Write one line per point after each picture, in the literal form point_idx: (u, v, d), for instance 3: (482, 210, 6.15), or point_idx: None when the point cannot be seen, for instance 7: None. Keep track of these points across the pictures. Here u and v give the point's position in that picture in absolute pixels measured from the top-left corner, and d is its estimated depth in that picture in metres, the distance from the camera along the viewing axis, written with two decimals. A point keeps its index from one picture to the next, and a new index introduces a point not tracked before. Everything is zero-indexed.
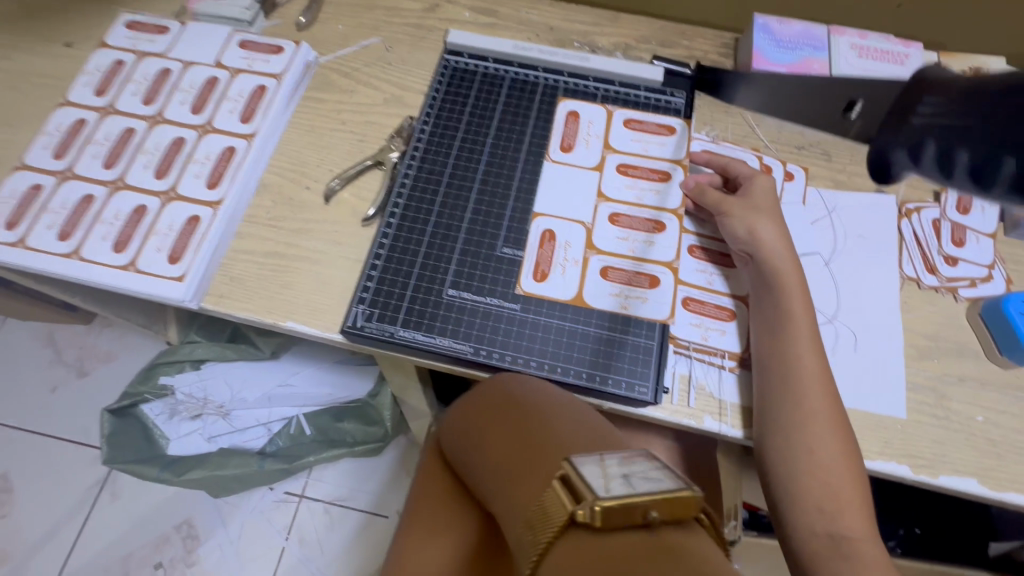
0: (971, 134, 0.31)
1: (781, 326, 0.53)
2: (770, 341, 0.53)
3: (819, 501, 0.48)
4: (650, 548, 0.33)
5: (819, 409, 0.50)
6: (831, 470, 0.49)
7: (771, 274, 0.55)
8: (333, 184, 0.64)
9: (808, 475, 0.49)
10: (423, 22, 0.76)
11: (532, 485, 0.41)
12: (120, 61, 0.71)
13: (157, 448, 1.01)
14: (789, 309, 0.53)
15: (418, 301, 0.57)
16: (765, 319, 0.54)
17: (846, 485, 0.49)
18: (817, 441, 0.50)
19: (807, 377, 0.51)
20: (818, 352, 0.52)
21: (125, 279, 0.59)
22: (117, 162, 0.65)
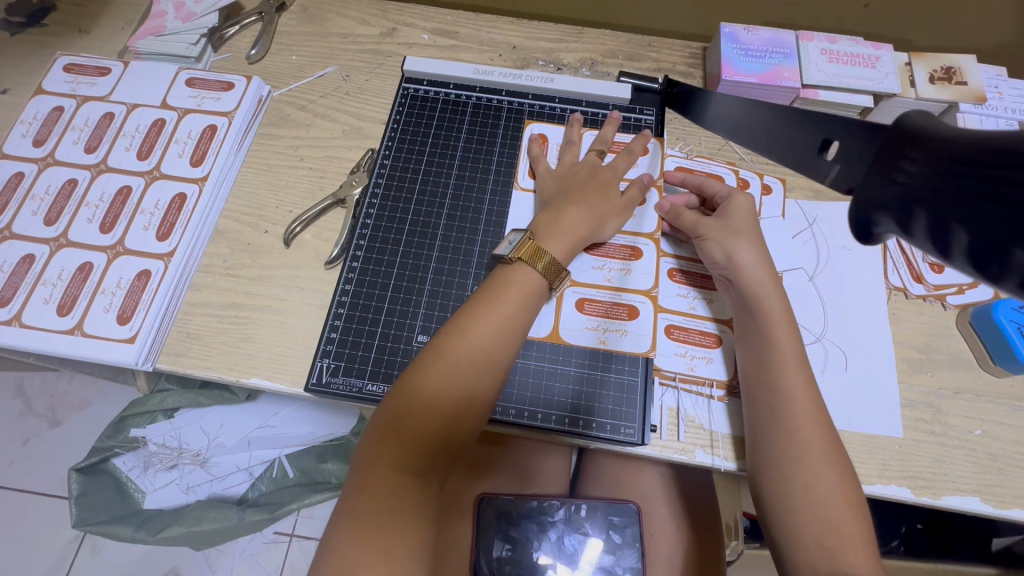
0: (957, 197, 0.23)
1: (766, 354, 0.51)
2: (757, 370, 0.51)
3: (817, 537, 0.46)
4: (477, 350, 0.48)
5: (810, 440, 0.48)
6: (829, 505, 0.46)
7: (752, 301, 0.53)
8: (293, 226, 0.61)
9: (805, 509, 0.47)
10: (381, 47, 0.74)
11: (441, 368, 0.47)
12: (60, 107, 0.67)
13: (133, 503, 0.96)
14: (775, 333, 0.51)
15: (387, 350, 0.54)
16: (752, 348, 0.52)
17: (846, 519, 0.46)
18: (814, 475, 0.47)
19: (798, 409, 0.49)
20: (807, 378, 0.50)
21: (71, 344, 0.55)
22: (59, 218, 0.61)
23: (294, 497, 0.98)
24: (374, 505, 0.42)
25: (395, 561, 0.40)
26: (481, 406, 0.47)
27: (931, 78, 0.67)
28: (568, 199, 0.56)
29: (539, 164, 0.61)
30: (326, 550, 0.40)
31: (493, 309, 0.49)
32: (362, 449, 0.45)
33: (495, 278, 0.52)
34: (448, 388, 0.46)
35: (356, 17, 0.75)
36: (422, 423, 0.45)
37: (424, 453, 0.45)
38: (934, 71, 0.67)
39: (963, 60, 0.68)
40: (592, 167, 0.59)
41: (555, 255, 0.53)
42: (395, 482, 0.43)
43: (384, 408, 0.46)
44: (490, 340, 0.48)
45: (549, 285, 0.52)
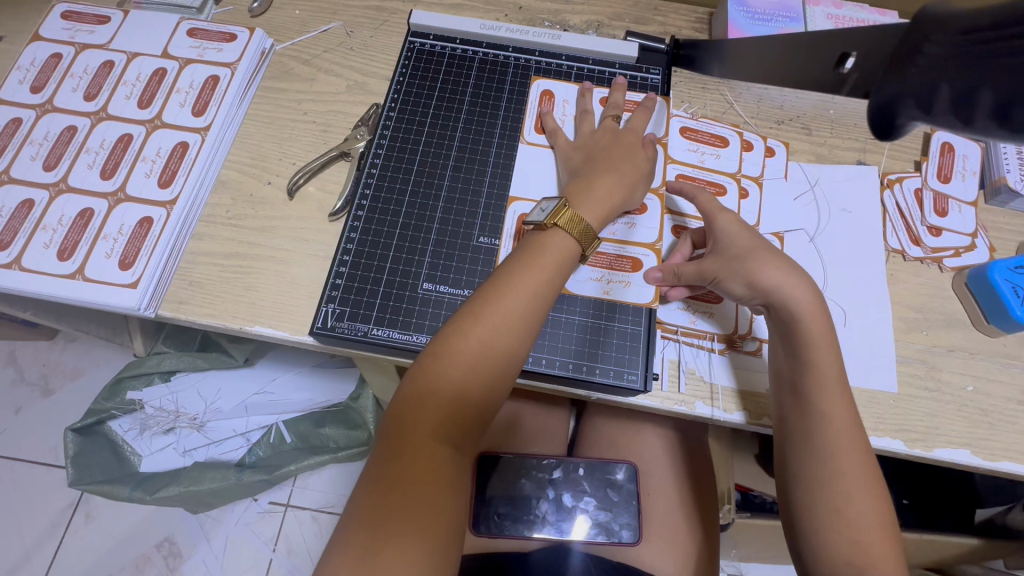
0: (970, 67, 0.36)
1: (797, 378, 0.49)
2: (789, 395, 0.49)
3: (845, 557, 0.44)
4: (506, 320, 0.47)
5: (844, 471, 0.46)
6: (862, 526, 0.44)
7: (791, 325, 0.50)
8: (296, 177, 0.60)
9: (834, 529, 0.45)
10: (386, 4, 0.73)
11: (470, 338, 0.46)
12: (58, 54, 0.65)
13: (128, 466, 0.96)
14: (811, 356, 0.49)
15: (392, 297, 0.54)
16: (787, 372, 0.50)
17: (876, 540, 0.44)
18: (849, 502, 0.45)
19: (832, 437, 0.47)
20: (847, 404, 0.48)
21: (73, 289, 0.54)
22: (58, 164, 0.60)
23: (292, 459, 1.00)
24: (398, 473, 0.42)
25: (426, 520, 0.41)
26: (511, 374, 0.47)
27: None
28: (597, 169, 0.55)
29: (558, 136, 0.60)
30: (356, 512, 0.41)
31: (525, 277, 0.48)
32: (391, 414, 0.45)
33: (526, 244, 0.51)
34: (478, 356, 0.46)
35: None
36: (453, 390, 0.45)
37: (454, 418, 0.45)
38: None
39: None
40: (612, 133, 0.59)
41: (588, 219, 0.52)
42: (426, 446, 0.43)
43: (414, 375, 0.46)
44: (522, 311, 0.47)
45: (581, 250, 0.52)
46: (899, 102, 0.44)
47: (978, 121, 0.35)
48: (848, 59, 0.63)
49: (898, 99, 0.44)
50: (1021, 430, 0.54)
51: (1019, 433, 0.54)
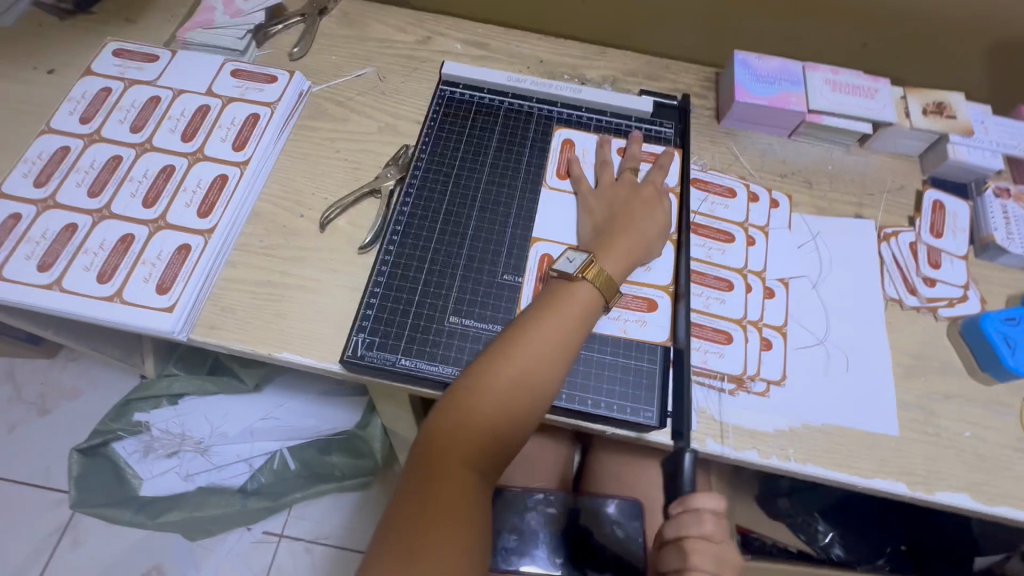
0: None
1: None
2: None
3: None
4: (537, 358, 0.50)
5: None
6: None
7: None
8: (329, 212, 0.64)
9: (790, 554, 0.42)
10: (416, 53, 0.78)
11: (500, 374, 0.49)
12: (107, 88, 0.69)
13: (129, 489, 0.95)
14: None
15: (420, 328, 0.57)
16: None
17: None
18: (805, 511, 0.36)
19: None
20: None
21: (110, 311, 0.56)
22: (102, 190, 0.63)
23: (297, 487, 1.00)
24: (430, 499, 0.45)
25: (456, 545, 0.44)
26: (537, 411, 0.50)
27: (924, 112, 0.72)
28: (618, 226, 0.59)
29: (582, 184, 0.64)
30: (388, 533, 0.44)
31: (552, 322, 0.52)
32: (423, 444, 0.48)
33: (551, 290, 0.55)
34: (506, 394, 0.49)
35: (393, 24, 0.80)
36: (482, 425, 0.48)
37: (484, 451, 0.48)
38: (927, 105, 0.72)
39: (952, 96, 0.73)
40: (630, 186, 0.63)
41: (611, 272, 0.56)
42: (456, 475, 0.46)
43: (444, 410, 0.49)
44: (552, 349, 0.51)
45: (605, 301, 0.55)
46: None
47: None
48: None
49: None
50: (1016, 475, 0.57)
51: (1015, 479, 0.56)
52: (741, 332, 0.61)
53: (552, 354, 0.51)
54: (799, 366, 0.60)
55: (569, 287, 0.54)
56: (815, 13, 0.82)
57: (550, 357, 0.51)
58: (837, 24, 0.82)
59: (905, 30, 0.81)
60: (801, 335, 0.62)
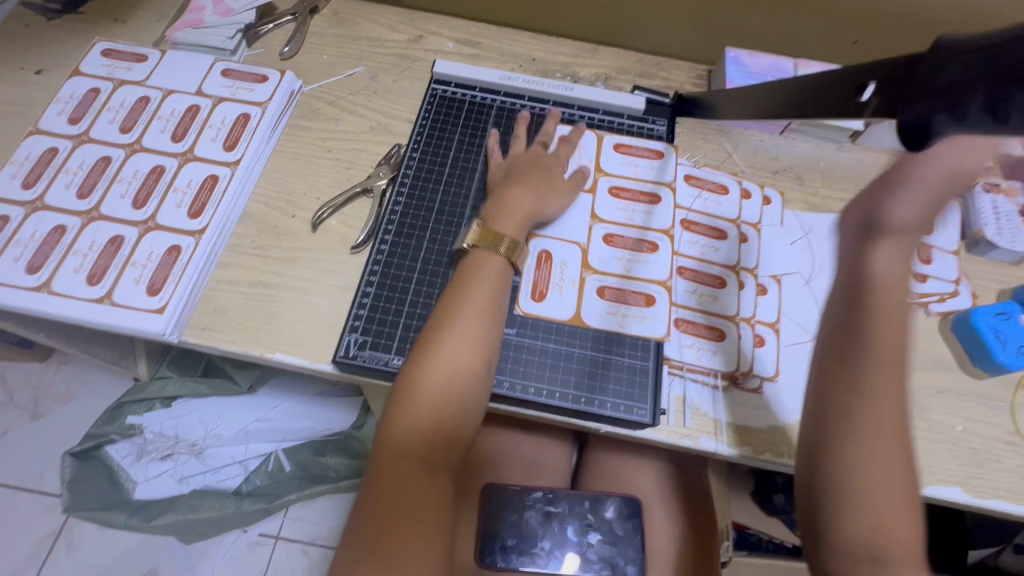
0: None
1: (862, 295, 0.47)
2: (850, 356, 0.46)
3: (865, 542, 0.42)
4: (458, 338, 0.51)
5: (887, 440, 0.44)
6: (884, 511, 0.42)
7: (862, 285, 0.47)
8: (321, 212, 0.63)
9: (856, 510, 0.42)
10: (408, 52, 0.78)
11: (424, 363, 0.50)
12: (96, 88, 0.69)
13: (123, 492, 0.94)
14: (873, 295, 0.47)
15: (413, 327, 0.56)
16: (843, 334, 0.48)
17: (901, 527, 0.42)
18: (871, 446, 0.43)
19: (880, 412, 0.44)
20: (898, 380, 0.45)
21: (100, 313, 0.56)
22: (91, 192, 0.62)
23: (292, 488, 0.99)
24: (386, 498, 0.45)
25: (415, 533, 0.44)
26: (478, 389, 0.51)
27: None
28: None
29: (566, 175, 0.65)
30: (351, 541, 0.44)
31: (471, 298, 0.53)
32: (369, 447, 0.49)
33: (459, 272, 0.55)
34: (437, 380, 0.49)
35: (385, 23, 0.80)
36: (420, 412, 0.48)
37: (426, 437, 0.48)
38: None
39: None
40: (615, 181, 0.64)
41: (521, 243, 0.57)
42: (405, 468, 0.47)
43: (387, 410, 0.49)
44: (473, 326, 0.51)
45: (512, 263, 0.56)
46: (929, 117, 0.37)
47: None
48: (867, 89, 0.48)
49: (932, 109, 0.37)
50: (1008, 468, 0.57)
51: (1006, 472, 0.57)
52: (735, 325, 0.60)
53: (473, 330, 0.51)
54: (793, 362, 0.60)
55: (473, 266, 0.55)
56: (806, 10, 0.82)
57: (470, 333, 0.51)
58: (829, 21, 0.83)
59: (895, 27, 0.81)
60: (793, 331, 0.62)
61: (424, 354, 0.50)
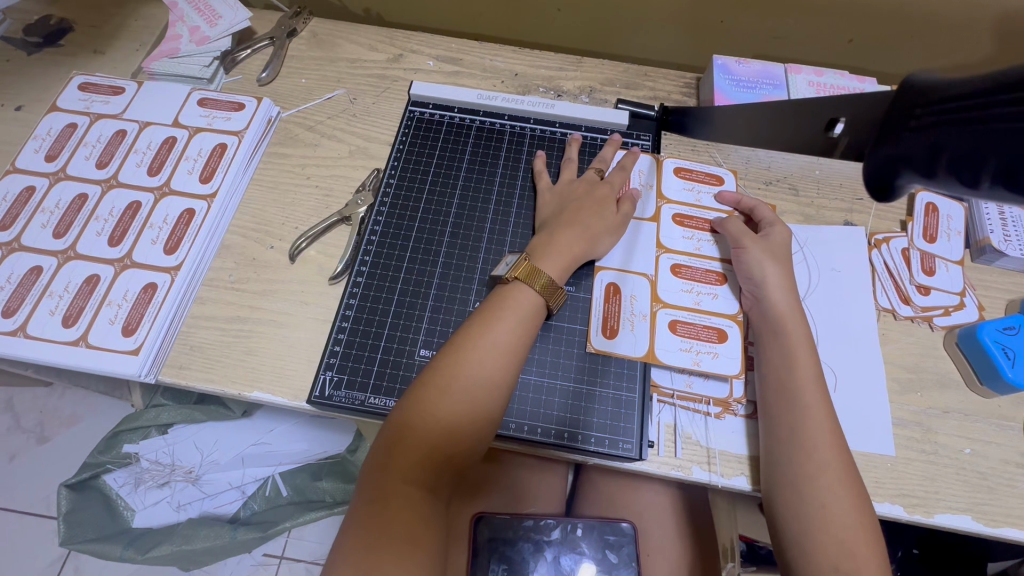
0: None
1: (776, 331, 0.54)
2: (781, 383, 0.52)
3: (834, 559, 0.45)
4: (481, 367, 0.49)
5: (829, 460, 0.49)
6: (845, 526, 0.46)
7: (775, 319, 0.55)
8: (298, 242, 0.62)
9: (822, 530, 0.46)
10: (388, 72, 0.76)
11: (444, 385, 0.48)
12: (73, 123, 0.68)
13: (122, 522, 0.94)
14: (784, 326, 0.54)
15: (389, 364, 0.55)
16: (774, 360, 0.53)
17: (859, 542, 0.46)
18: (829, 492, 0.47)
19: (818, 433, 0.50)
20: (824, 401, 0.51)
21: (76, 356, 0.55)
22: (67, 231, 0.62)
23: (288, 515, 0.96)
24: (378, 522, 0.43)
25: (405, 561, 0.42)
26: (486, 423, 0.48)
27: None
28: (562, 221, 0.58)
29: (542, 179, 0.64)
30: (338, 556, 0.42)
31: (499, 326, 0.51)
32: (370, 463, 0.47)
33: (496, 294, 0.54)
34: (452, 407, 0.47)
35: (364, 43, 0.78)
36: (429, 437, 0.47)
37: (432, 463, 0.46)
38: None
39: None
40: (590, 185, 0.62)
41: (549, 274, 0.55)
42: (403, 492, 0.45)
43: (389, 428, 0.48)
44: (498, 355, 0.50)
45: (545, 303, 0.54)
46: (898, 165, 0.36)
47: (985, 186, 0.28)
48: (837, 124, 0.58)
49: (900, 158, 0.36)
50: (1021, 494, 0.54)
51: (1018, 497, 0.54)
52: (735, 329, 0.58)
53: (497, 360, 0.49)
54: None
55: (509, 292, 0.53)
56: (798, 12, 0.79)
57: (495, 364, 0.49)
58: (821, 21, 0.80)
59: (891, 25, 0.78)
60: None
61: (443, 377, 0.48)
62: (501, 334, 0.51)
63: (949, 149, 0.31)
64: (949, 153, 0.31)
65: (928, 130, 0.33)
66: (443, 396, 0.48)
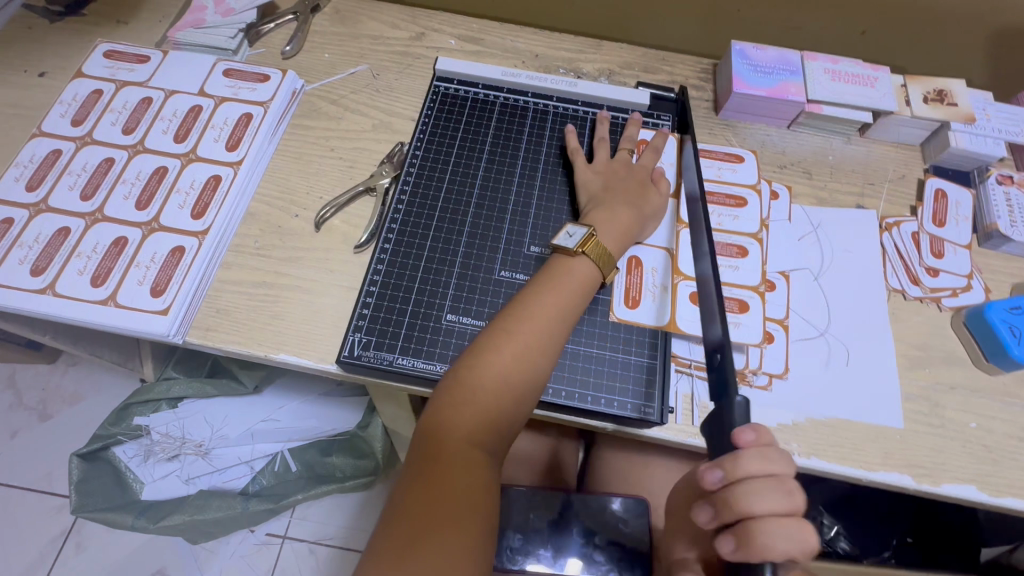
0: None
1: None
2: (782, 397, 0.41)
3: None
4: (539, 333, 0.50)
5: None
6: None
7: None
8: (324, 211, 0.63)
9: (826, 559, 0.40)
10: (410, 50, 0.77)
11: (504, 351, 0.49)
12: (99, 90, 0.69)
13: (132, 493, 0.94)
14: None
15: (417, 327, 0.56)
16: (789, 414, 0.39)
17: None
18: None
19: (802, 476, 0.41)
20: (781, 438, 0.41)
21: (105, 314, 0.56)
22: (94, 194, 0.62)
23: (299, 488, 0.98)
24: (439, 479, 0.44)
25: (463, 517, 0.42)
26: (540, 389, 0.50)
27: (924, 101, 0.71)
28: (615, 199, 0.60)
29: (574, 164, 0.65)
30: (398, 509, 0.43)
31: (552, 296, 0.52)
32: (428, 421, 0.48)
33: (550, 266, 0.55)
34: (510, 371, 0.48)
35: (386, 21, 0.79)
36: (484, 400, 0.47)
37: (491, 425, 0.47)
38: (927, 92, 0.71)
39: (951, 83, 0.72)
40: (624, 165, 0.64)
41: (608, 247, 0.56)
42: (462, 452, 0.46)
43: (446, 387, 0.48)
44: (554, 324, 0.51)
45: (601, 276, 0.55)
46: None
47: None
48: None
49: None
50: None
51: (1021, 470, 0.56)
52: (757, 301, 0.60)
53: (553, 330, 0.51)
54: (802, 358, 0.59)
55: (564, 265, 0.54)
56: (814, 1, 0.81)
57: (552, 332, 0.51)
58: (836, 11, 0.81)
59: (904, 17, 0.80)
60: (802, 327, 0.61)
61: (503, 341, 0.49)
62: (558, 303, 0.52)
63: None
64: None
65: None
66: (504, 359, 0.48)
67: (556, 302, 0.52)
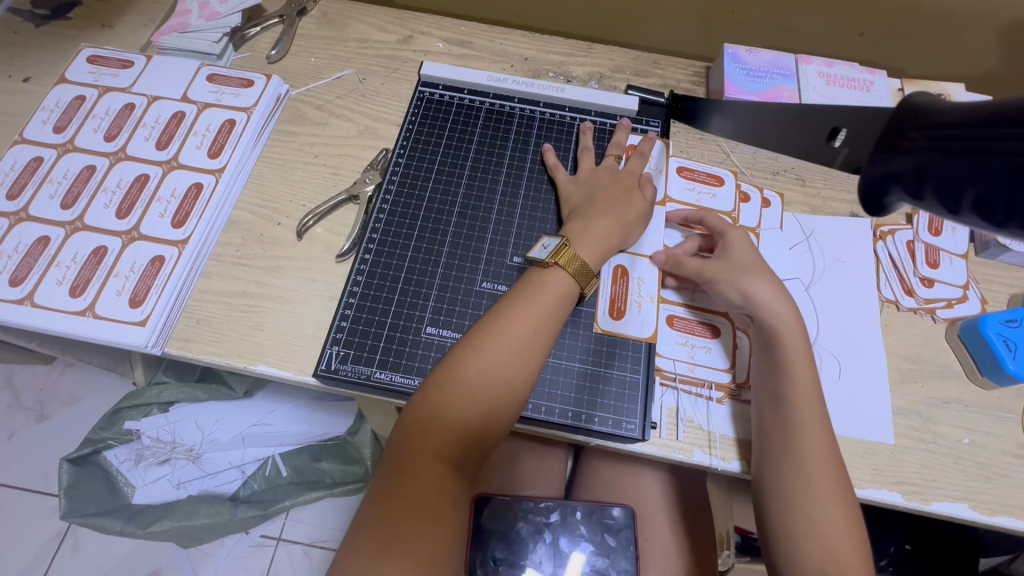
0: None
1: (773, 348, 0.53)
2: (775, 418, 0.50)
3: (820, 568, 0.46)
4: (513, 347, 0.49)
5: (820, 476, 0.48)
6: (832, 534, 0.47)
7: (774, 339, 0.53)
8: (306, 219, 0.62)
9: (808, 540, 0.47)
10: (397, 53, 0.76)
11: (476, 365, 0.48)
12: (81, 96, 0.68)
13: (122, 498, 0.94)
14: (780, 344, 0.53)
15: (395, 341, 0.55)
16: (770, 384, 0.52)
17: (846, 550, 0.46)
18: (823, 511, 0.47)
19: (812, 445, 0.49)
20: (821, 414, 0.51)
21: (83, 325, 0.55)
22: (75, 203, 0.62)
23: (288, 494, 0.98)
24: (404, 496, 0.42)
25: (427, 535, 0.41)
26: (513, 406, 0.48)
27: None
28: (595, 207, 0.58)
29: (559, 172, 0.63)
30: (362, 526, 0.42)
31: (526, 309, 0.51)
32: (397, 436, 0.46)
33: (527, 279, 0.54)
34: (482, 385, 0.47)
35: (374, 24, 0.78)
36: (455, 416, 0.46)
37: (461, 441, 0.46)
38: None
39: (950, 86, 0.71)
40: (611, 173, 0.63)
41: (585, 257, 0.55)
42: (430, 468, 0.44)
43: (417, 402, 0.47)
44: (528, 338, 0.50)
45: (579, 288, 0.54)
46: (887, 182, 0.35)
47: (964, 213, 0.29)
48: None
49: (887, 176, 0.35)
50: (1018, 484, 0.54)
51: (1015, 488, 0.54)
52: (728, 325, 0.59)
53: (527, 344, 0.50)
54: None
55: (541, 277, 0.53)
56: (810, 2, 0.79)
57: (526, 347, 0.50)
58: (833, 13, 0.79)
59: (902, 20, 0.78)
60: None
61: (476, 355, 0.48)
62: (533, 316, 0.51)
63: (938, 176, 0.31)
64: (935, 178, 0.31)
65: (918, 149, 0.33)
66: (475, 374, 0.47)
67: (531, 315, 0.51)
